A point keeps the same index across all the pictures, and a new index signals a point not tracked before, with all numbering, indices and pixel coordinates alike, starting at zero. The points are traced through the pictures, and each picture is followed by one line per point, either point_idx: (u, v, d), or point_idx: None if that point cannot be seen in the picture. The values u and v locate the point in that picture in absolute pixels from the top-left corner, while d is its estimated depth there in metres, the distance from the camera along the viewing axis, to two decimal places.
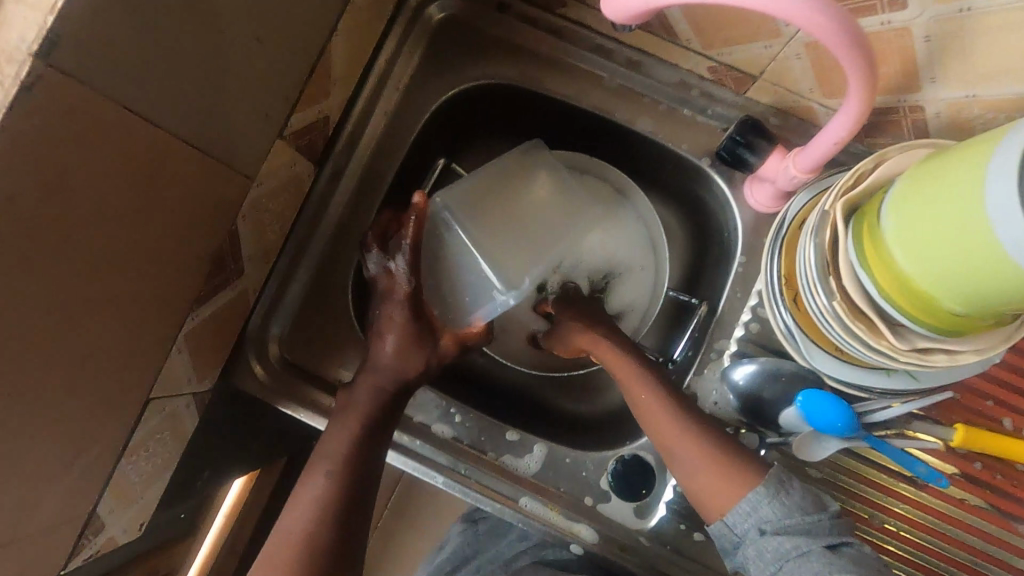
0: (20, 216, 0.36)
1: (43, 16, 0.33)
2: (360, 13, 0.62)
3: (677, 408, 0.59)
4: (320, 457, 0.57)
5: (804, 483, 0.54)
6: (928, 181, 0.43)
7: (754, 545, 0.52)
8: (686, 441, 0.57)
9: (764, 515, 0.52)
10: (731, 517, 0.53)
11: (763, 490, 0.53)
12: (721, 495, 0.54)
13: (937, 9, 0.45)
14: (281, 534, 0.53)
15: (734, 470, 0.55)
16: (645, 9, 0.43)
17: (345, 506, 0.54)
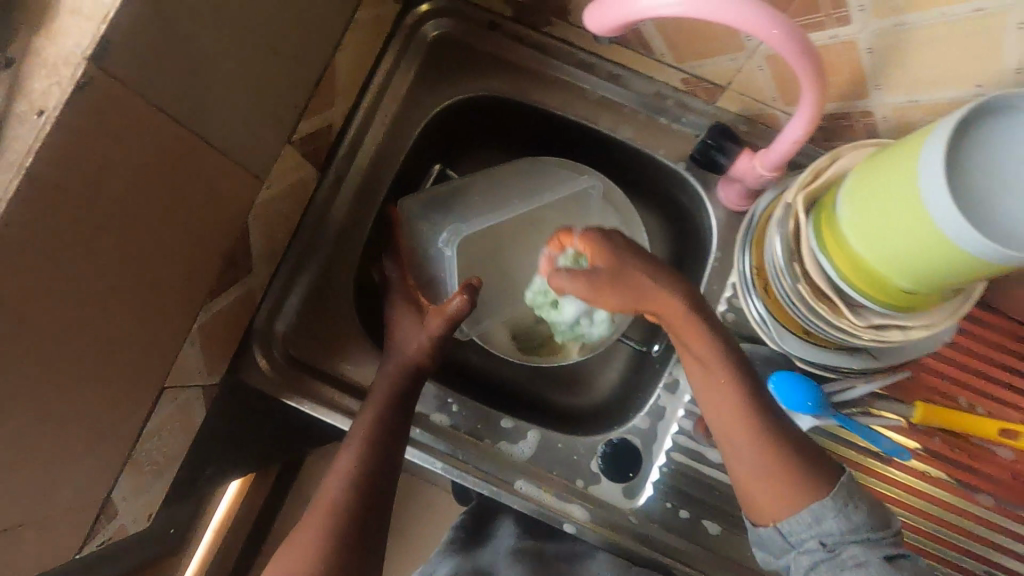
0: (64, 203, 0.40)
1: (95, 25, 0.38)
2: (361, 30, 0.67)
3: (743, 389, 0.57)
4: (350, 441, 0.61)
5: (869, 495, 0.54)
6: (874, 173, 0.48)
7: (811, 554, 0.52)
8: (748, 431, 0.56)
9: (826, 527, 0.52)
10: (787, 525, 0.53)
11: (830, 503, 0.52)
12: (775, 494, 0.54)
13: (877, 24, 0.51)
14: (315, 512, 0.56)
15: (794, 471, 0.54)
16: (623, 21, 0.49)
17: (369, 490, 0.58)
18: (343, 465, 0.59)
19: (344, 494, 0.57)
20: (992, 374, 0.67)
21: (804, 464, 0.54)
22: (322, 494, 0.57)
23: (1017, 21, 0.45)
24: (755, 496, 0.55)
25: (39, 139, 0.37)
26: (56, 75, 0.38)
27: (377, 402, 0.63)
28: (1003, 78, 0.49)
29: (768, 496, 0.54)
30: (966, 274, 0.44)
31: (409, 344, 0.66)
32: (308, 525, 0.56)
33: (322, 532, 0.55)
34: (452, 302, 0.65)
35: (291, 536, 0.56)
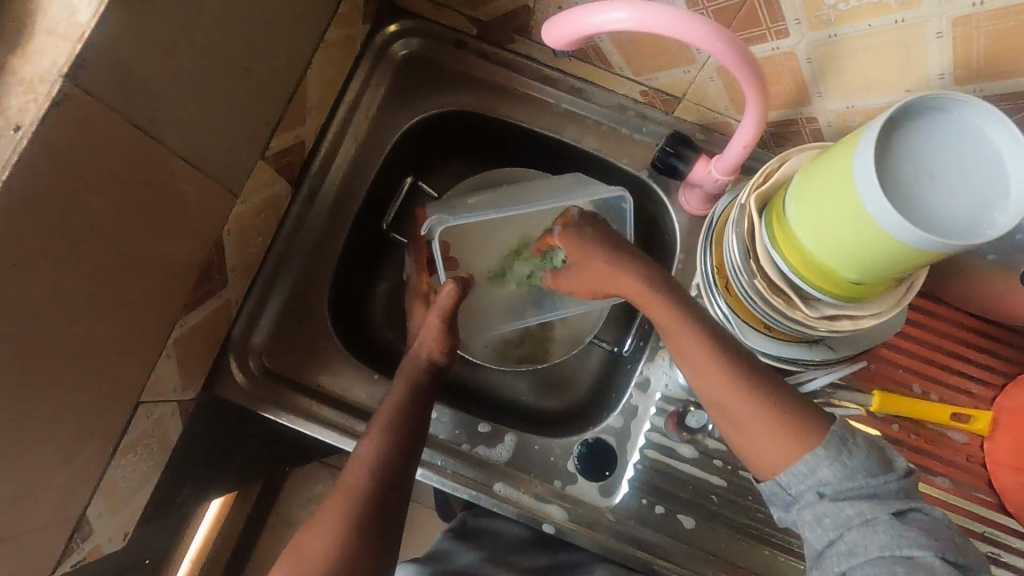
0: (39, 216, 0.41)
1: (72, 45, 0.39)
2: (331, 50, 0.69)
3: (735, 372, 0.55)
4: (370, 437, 0.61)
5: (871, 438, 0.51)
6: (816, 172, 0.52)
7: (811, 508, 0.50)
8: (748, 409, 0.54)
9: (824, 479, 0.50)
10: (785, 478, 0.52)
11: (824, 452, 0.50)
12: (773, 450, 0.53)
13: (813, 36, 0.55)
14: (335, 498, 0.56)
15: (793, 421, 0.53)
16: (578, 35, 0.52)
17: (387, 479, 0.58)
18: (367, 454, 0.59)
19: (364, 482, 0.57)
20: (942, 361, 0.71)
21: (801, 431, 0.52)
22: (346, 480, 0.57)
23: (934, 30, 0.49)
24: (750, 450, 0.54)
25: (14, 154, 0.38)
26: (32, 93, 0.39)
27: (395, 402, 0.64)
28: (929, 83, 0.54)
29: (768, 450, 0.53)
30: (904, 263, 0.47)
31: (420, 349, 0.70)
32: (331, 513, 0.55)
33: (345, 517, 0.54)
34: (444, 291, 0.69)
35: (309, 525, 0.55)
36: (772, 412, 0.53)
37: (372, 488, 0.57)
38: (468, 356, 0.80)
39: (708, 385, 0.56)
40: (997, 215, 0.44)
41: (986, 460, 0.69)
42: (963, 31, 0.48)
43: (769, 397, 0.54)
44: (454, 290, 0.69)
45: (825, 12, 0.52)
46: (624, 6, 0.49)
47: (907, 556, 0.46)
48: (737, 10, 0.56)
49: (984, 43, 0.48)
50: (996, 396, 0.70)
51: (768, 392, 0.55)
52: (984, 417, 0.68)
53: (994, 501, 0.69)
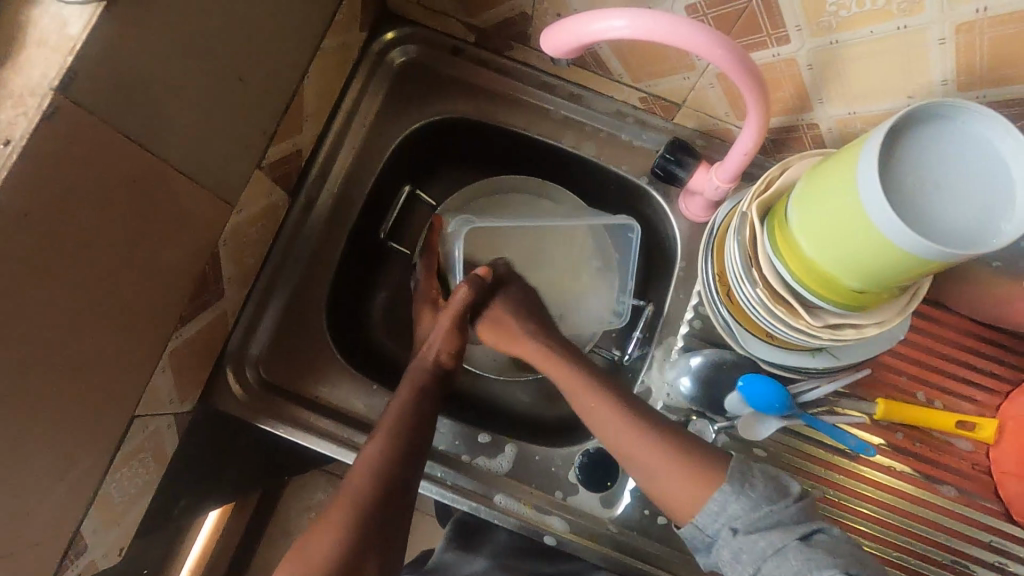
0: (30, 229, 0.40)
1: (63, 57, 0.39)
2: (328, 58, 0.69)
3: (627, 411, 0.63)
4: (373, 441, 0.61)
5: (767, 470, 0.56)
6: (819, 179, 0.51)
7: (728, 545, 0.54)
8: (646, 447, 0.61)
9: (733, 514, 0.55)
10: (700, 519, 0.56)
11: (728, 488, 0.55)
12: (686, 492, 0.57)
13: (814, 43, 0.55)
14: (337, 506, 0.57)
15: (692, 460, 0.58)
16: (577, 44, 0.52)
17: (387, 486, 0.58)
18: (370, 460, 0.60)
19: (362, 490, 0.58)
20: (946, 368, 0.71)
21: (703, 463, 0.58)
22: (349, 483, 0.58)
23: (937, 36, 0.48)
24: (670, 498, 0.59)
25: (5, 168, 0.38)
26: (23, 106, 0.38)
27: (398, 405, 0.64)
28: (933, 89, 0.53)
29: (682, 492, 0.58)
30: (907, 272, 0.46)
31: (427, 351, 0.69)
32: (334, 518, 0.56)
33: (350, 519, 0.56)
34: (457, 293, 0.69)
35: (308, 533, 0.56)
36: (668, 447, 0.60)
37: (374, 490, 0.58)
38: (468, 366, 0.81)
39: (605, 430, 0.63)
40: (1003, 224, 0.44)
41: (992, 468, 0.68)
42: (966, 37, 0.47)
43: (672, 433, 0.61)
44: (466, 294, 0.69)
45: (827, 19, 0.52)
46: (625, 14, 0.49)
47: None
48: (736, 16, 0.55)
49: (987, 49, 0.47)
50: (1001, 403, 0.69)
51: (664, 427, 0.62)
52: (989, 425, 0.68)
53: (1001, 510, 0.68)
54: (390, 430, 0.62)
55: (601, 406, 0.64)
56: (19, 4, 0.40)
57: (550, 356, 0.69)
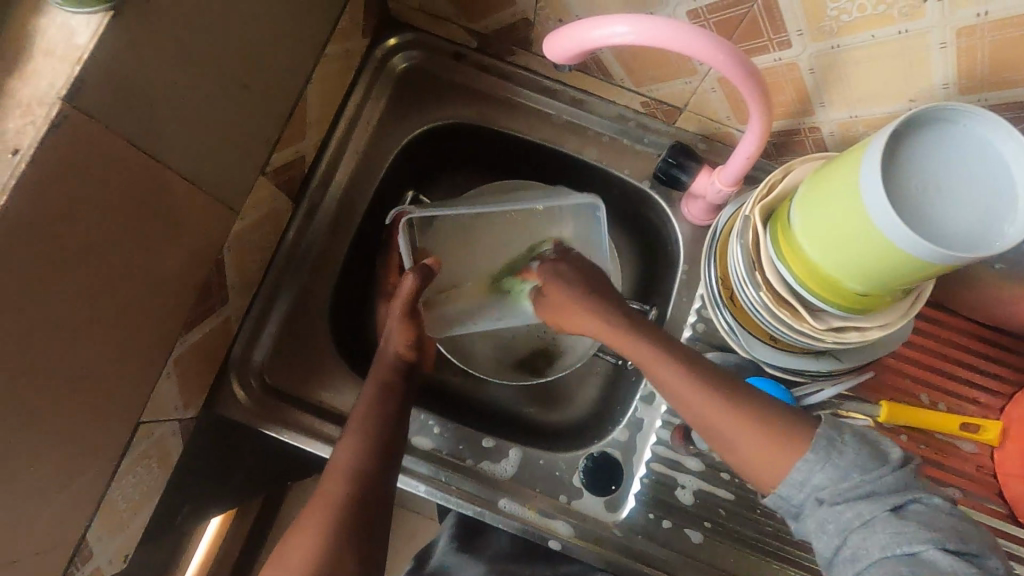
0: (38, 237, 0.40)
1: (71, 66, 0.39)
2: (331, 65, 0.69)
3: (694, 369, 0.60)
4: (347, 439, 0.60)
5: (859, 433, 0.51)
6: (822, 183, 0.51)
7: (814, 516, 0.50)
8: (716, 408, 0.57)
9: (818, 484, 0.50)
10: (784, 488, 0.52)
11: (813, 457, 0.51)
12: (768, 460, 0.53)
13: (815, 47, 0.55)
14: (316, 506, 0.56)
15: (778, 428, 0.54)
16: (580, 49, 0.52)
17: (366, 483, 0.57)
18: (344, 458, 0.59)
19: (341, 489, 0.57)
20: (949, 370, 0.71)
21: (787, 430, 0.54)
22: (323, 489, 0.57)
23: (938, 41, 0.49)
24: (750, 465, 0.54)
25: (13, 177, 0.38)
26: (30, 115, 0.39)
27: (367, 400, 0.63)
28: (934, 92, 0.53)
29: (760, 458, 0.53)
30: (909, 275, 0.47)
31: (387, 346, 0.68)
32: (309, 523, 0.55)
33: (325, 523, 0.55)
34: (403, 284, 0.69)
35: (287, 537, 0.55)
36: (742, 409, 0.56)
37: (349, 494, 0.56)
38: (471, 370, 0.80)
39: (666, 387, 0.60)
40: (1006, 226, 0.44)
41: (996, 470, 0.68)
42: (967, 41, 0.48)
43: (745, 393, 0.57)
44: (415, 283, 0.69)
45: (828, 24, 0.52)
46: (626, 21, 0.49)
47: (910, 554, 0.45)
48: (738, 21, 0.56)
49: (988, 52, 0.48)
50: (1006, 405, 0.69)
51: (736, 388, 0.58)
52: (993, 427, 0.68)
53: (1007, 512, 0.67)
54: (361, 434, 0.61)
55: (672, 374, 0.60)
56: (26, 15, 0.40)
57: (612, 322, 0.66)
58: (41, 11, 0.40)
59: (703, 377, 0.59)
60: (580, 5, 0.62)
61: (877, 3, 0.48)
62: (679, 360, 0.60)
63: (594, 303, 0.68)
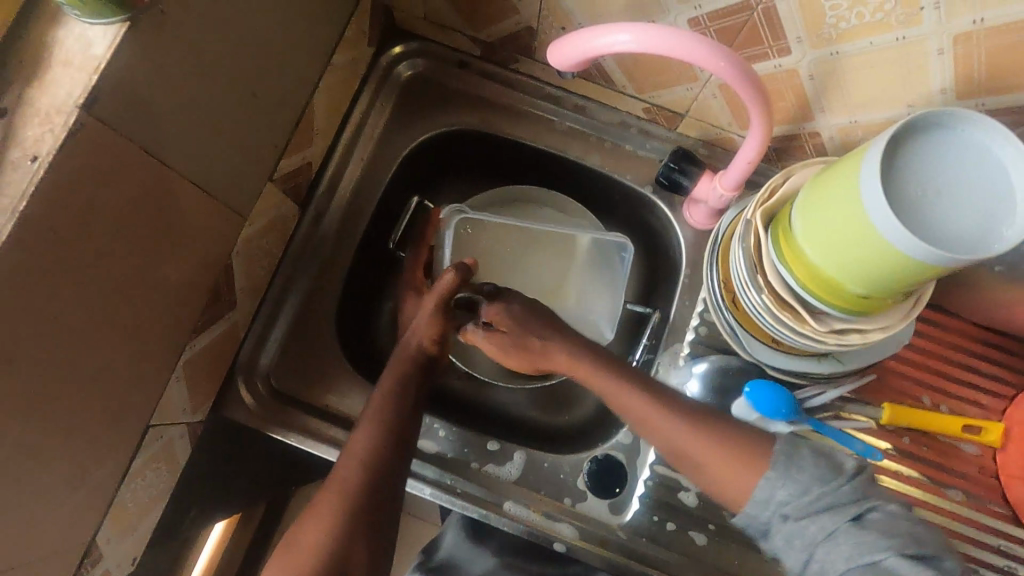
0: (55, 242, 0.41)
1: (88, 76, 0.40)
2: (338, 73, 0.70)
3: (653, 395, 0.60)
4: (360, 431, 0.61)
5: (815, 447, 0.53)
6: (822, 187, 0.52)
7: (780, 532, 0.51)
8: (679, 432, 0.58)
9: (782, 500, 0.51)
10: (751, 508, 0.53)
11: (774, 474, 0.52)
12: (733, 480, 0.54)
13: (815, 54, 0.56)
14: (327, 494, 0.58)
15: (740, 448, 0.55)
16: (583, 58, 0.53)
17: (378, 478, 0.58)
18: (359, 447, 0.60)
19: (354, 480, 0.58)
20: (951, 373, 0.71)
21: (751, 450, 0.55)
22: (337, 474, 0.58)
23: (936, 47, 0.50)
24: (716, 485, 0.55)
25: (33, 184, 0.39)
26: (49, 123, 0.39)
27: (383, 395, 0.64)
28: (932, 98, 0.54)
29: (725, 478, 0.54)
30: (908, 277, 0.47)
31: (411, 337, 0.70)
32: (323, 508, 0.57)
33: (336, 513, 0.56)
34: (442, 279, 0.70)
35: (299, 524, 0.57)
36: (706, 432, 0.57)
37: (362, 483, 0.58)
38: (475, 374, 0.81)
39: (626, 410, 0.61)
40: (1005, 230, 0.44)
41: (999, 472, 0.68)
42: (964, 48, 0.49)
43: (706, 416, 0.58)
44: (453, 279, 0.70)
45: (827, 31, 0.53)
46: (628, 29, 0.50)
47: (871, 562, 0.47)
48: (738, 29, 0.56)
49: (985, 58, 0.48)
50: (1007, 408, 0.70)
51: (696, 412, 0.59)
52: (995, 429, 0.68)
53: (1010, 514, 0.68)
54: (378, 425, 0.61)
55: (626, 398, 0.61)
56: (45, 25, 0.41)
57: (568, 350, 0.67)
58: (59, 22, 0.41)
59: (660, 400, 0.60)
60: (582, 14, 0.63)
61: (875, 11, 0.49)
62: (638, 388, 0.61)
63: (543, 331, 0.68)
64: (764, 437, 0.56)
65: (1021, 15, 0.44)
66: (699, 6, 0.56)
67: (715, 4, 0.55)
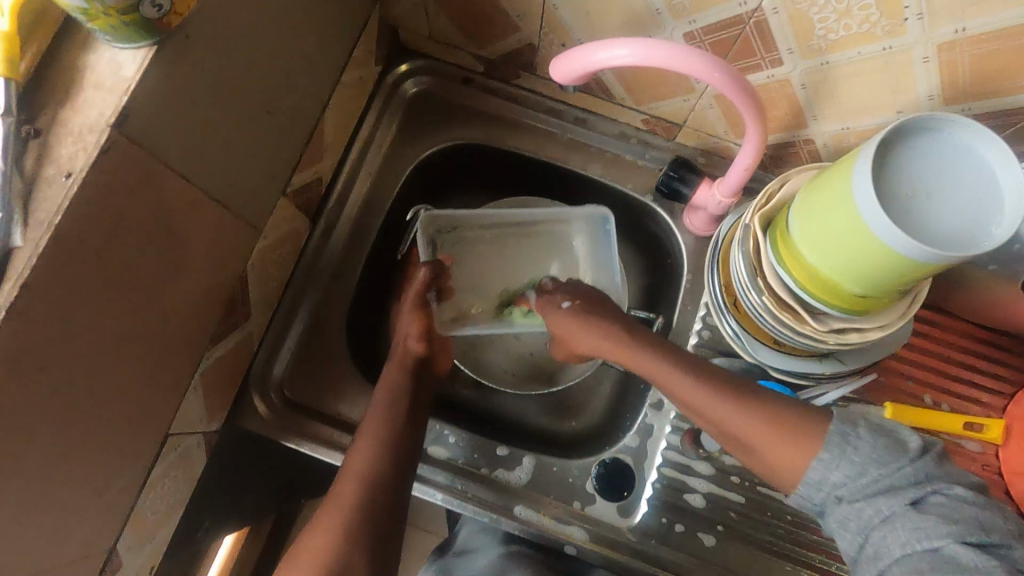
0: (85, 255, 0.43)
1: (118, 97, 0.42)
2: (347, 91, 0.73)
3: (694, 368, 0.61)
4: (361, 444, 0.63)
5: (874, 425, 0.51)
6: (816, 190, 0.54)
7: (834, 514, 0.50)
8: (722, 405, 0.58)
9: (837, 482, 0.50)
10: (803, 489, 0.52)
11: (828, 455, 0.51)
12: (786, 460, 0.53)
13: (806, 64, 0.58)
14: (330, 508, 0.59)
15: (789, 426, 0.54)
16: (584, 71, 0.55)
17: (380, 492, 0.60)
18: (359, 462, 0.61)
19: (357, 495, 0.59)
20: (950, 371, 0.73)
21: (802, 423, 0.53)
22: (337, 491, 0.59)
23: (920, 56, 0.52)
24: (769, 466, 0.54)
25: (67, 200, 0.41)
26: (82, 142, 0.42)
27: (382, 407, 0.65)
28: (919, 104, 0.57)
29: (780, 460, 0.53)
30: (903, 275, 0.49)
31: (401, 341, 0.72)
32: (323, 524, 0.58)
33: (339, 526, 0.57)
34: (416, 276, 0.73)
35: (305, 534, 0.58)
36: (749, 407, 0.56)
37: (362, 503, 0.59)
38: (483, 380, 0.83)
39: (667, 385, 0.62)
40: (992, 228, 0.46)
41: (1001, 469, 0.69)
42: (948, 56, 0.51)
43: (743, 387, 0.58)
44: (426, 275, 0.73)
45: (816, 42, 0.55)
46: (627, 44, 0.53)
47: (932, 549, 0.45)
48: (732, 42, 0.59)
49: (968, 65, 0.51)
50: (1007, 405, 0.71)
51: (740, 387, 0.58)
52: (996, 425, 0.69)
53: (1014, 511, 0.68)
54: (374, 439, 0.63)
55: (688, 386, 0.60)
56: (78, 51, 0.44)
57: (614, 333, 0.68)
58: (90, 48, 0.43)
59: (702, 377, 0.60)
60: (582, 31, 0.66)
61: (862, 22, 0.51)
62: (680, 364, 0.62)
63: (590, 317, 0.69)
64: (760, 419, 0.55)
65: (1001, 24, 0.47)
66: (694, 21, 0.58)
67: (709, 19, 0.57)
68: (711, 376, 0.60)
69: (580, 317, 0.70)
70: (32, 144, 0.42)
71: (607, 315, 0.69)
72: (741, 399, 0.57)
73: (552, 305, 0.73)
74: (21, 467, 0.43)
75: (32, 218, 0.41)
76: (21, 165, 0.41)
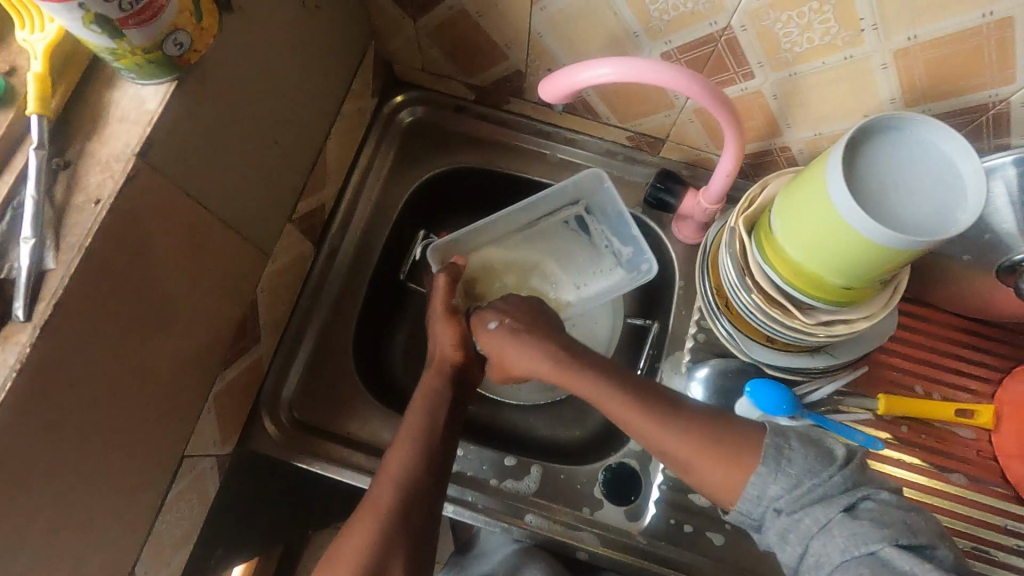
0: (111, 278, 0.45)
1: (142, 128, 0.46)
2: (346, 122, 0.77)
3: (619, 381, 0.62)
4: (397, 448, 0.63)
5: (805, 436, 0.53)
6: (795, 192, 0.57)
7: (774, 527, 0.52)
8: (665, 428, 0.58)
9: (775, 495, 0.52)
10: (743, 505, 0.53)
11: (765, 469, 0.52)
12: (726, 478, 0.54)
13: (776, 76, 0.62)
14: (364, 512, 0.58)
15: (731, 447, 0.55)
16: (570, 90, 0.59)
17: (417, 500, 0.60)
18: (396, 469, 0.61)
19: (397, 503, 0.59)
20: (939, 362, 0.75)
21: (740, 442, 0.55)
22: (374, 496, 0.59)
23: (880, 63, 0.56)
24: (707, 486, 0.56)
25: (96, 224, 0.43)
26: (110, 170, 0.45)
27: (418, 410, 0.66)
28: (884, 107, 0.61)
29: (718, 479, 0.55)
30: (882, 264, 0.52)
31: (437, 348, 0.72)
32: (361, 527, 0.57)
33: (375, 528, 0.57)
34: (437, 284, 0.73)
35: (342, 533, 0.58)
36: (694, 428, 0.57)
37: (401, 508, 0.58)
38: (487, 394, 0.84)
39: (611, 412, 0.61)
40: (960, 214, 0.50)
41: (996, 453, 0.72)
42: (904, 62, 0.55)
43: (679, 405, 0.59)
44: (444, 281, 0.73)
45: (783, 55, 0.60)
46: (608, 63, 0.57)
47: (870, 553, 0.47)
48: (706, 58, 0.63)
49: (923, 69, 0.55)
50: (995, 391, 0.74)
51: (682, 409, 0.59)
52: (987, 411, 0.72)
53: (1010, 492, 0.71)
54: (410, 441, 0.63)
55: (621, 409, 0.60)
56: (104, 89, 0.47)
57: (563, 371, 0.64)
58: (116, 86, 0.47)
59: (653, 403, 0.59)
60: (566, 55, 0.70)
61: (823, 35, 0.56)
62: (611, 377, 0.62)
63: (528, 341, 0.66)
64: (762, 426, 0.56)
65: (948, 31, 0.51)
66: (669, 41, 0.63)
67: (684, 38, 0.62)
68: (633, 389, 0.61)
69: (512, 335, 0.68)
70: (63, 174, 0.45)
71: (546, 347, 0.66)
72: (681, 419, 0.58)
73: (482, 324, 0.70)
74: (51, 485, 0.45)
75: (63, 243, 0.43)
76: (51, 194, 0.44)
